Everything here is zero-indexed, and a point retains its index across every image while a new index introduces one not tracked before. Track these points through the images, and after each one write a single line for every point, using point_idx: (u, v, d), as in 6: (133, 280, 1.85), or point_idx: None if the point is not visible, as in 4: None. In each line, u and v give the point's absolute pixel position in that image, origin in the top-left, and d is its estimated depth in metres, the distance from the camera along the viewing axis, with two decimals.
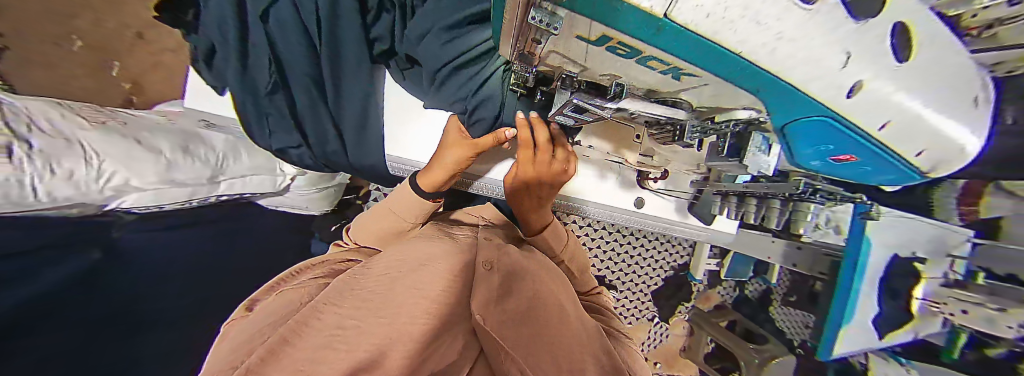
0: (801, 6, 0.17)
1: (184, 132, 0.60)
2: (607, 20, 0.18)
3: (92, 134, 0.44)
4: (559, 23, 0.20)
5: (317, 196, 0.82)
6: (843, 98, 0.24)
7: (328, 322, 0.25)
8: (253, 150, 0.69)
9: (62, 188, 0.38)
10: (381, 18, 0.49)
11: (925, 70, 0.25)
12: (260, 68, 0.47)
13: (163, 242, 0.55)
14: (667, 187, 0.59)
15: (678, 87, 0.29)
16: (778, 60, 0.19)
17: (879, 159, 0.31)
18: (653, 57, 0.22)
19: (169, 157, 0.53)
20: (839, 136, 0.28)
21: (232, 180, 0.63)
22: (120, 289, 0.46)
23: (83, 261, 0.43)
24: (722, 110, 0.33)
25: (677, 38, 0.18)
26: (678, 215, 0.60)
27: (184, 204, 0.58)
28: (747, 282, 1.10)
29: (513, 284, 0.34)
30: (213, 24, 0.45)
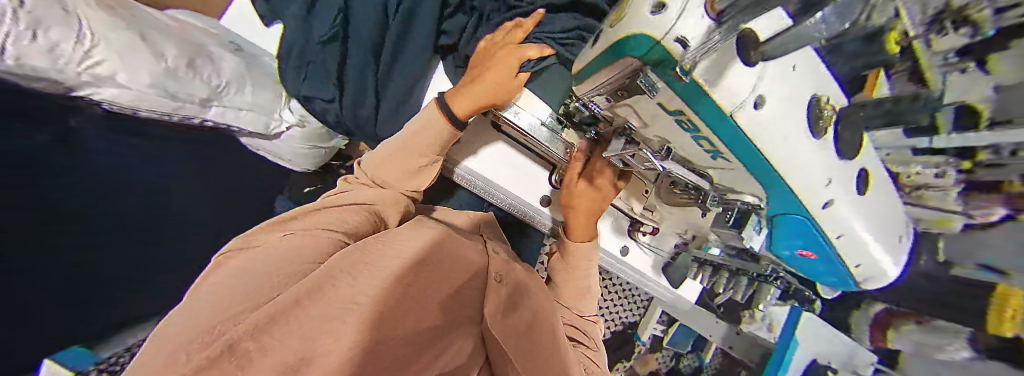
0: (812, 138, 0.23)
1: (193, 44, 0.55)
2: (691, 102, 0.22)
3: (95, 19, 0.40)
4: (655, 90, 0.24)
5: (307, 153, 0.76)
6: (819, 206, 0.27)
7: (338, 293, 0.26)
8: (261, 85, 0.64)
9: (36, 58, 0.34)
10: (455, 17, 0.53)
11: (883, 202, 0.29)
12: (324, 21, 0.51)
13: (122, 150, 0.50)
14: (650, 243, 0.64)
15: (708, 163, 0.32)
16: (790, 165, 0.24)
17: (836, 268, 0.32)
18: (705, 138, 0.26)
19: (170, 65, 0.49)
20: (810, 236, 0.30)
21: (225, 109, 0.59)
22: (55, 185, 0.40)
23: (25, 142, 0.37)
24: (730, 188, 0.35)
25: (731, 133, 0.23)
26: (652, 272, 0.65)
27: (165, 116, 0.53)
28: (683, 355, 1.03)
29: (516, 300, 0.39)
30: None
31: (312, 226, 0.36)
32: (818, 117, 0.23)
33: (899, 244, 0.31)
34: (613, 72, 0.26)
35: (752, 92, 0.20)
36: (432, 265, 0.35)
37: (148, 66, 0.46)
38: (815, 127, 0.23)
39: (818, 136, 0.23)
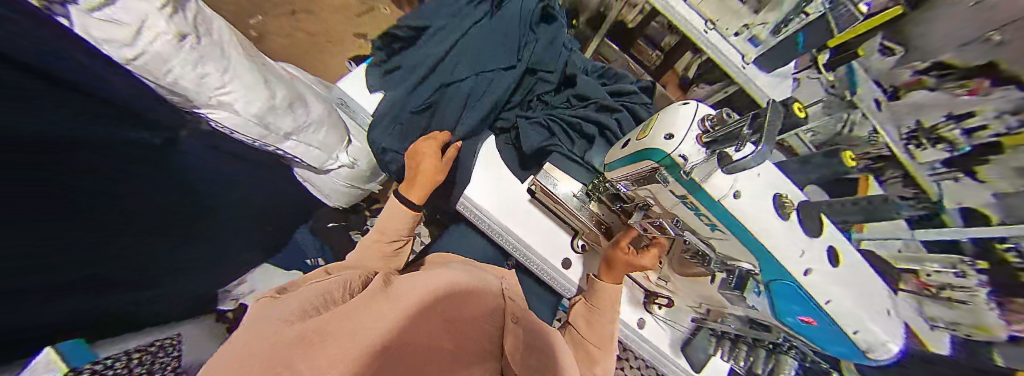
0: (780, 219, 0.28)
1: (298, 91, 0.66)
2: (691, 190, 0.29)
3: (241, 64, 0.53)
4: (665, 181, 0.31)
5: (344, 190, 0.81)
6: (804, 276, 0.28)
7: (359, 311, 0.29)
8: (334, 131, 0.71)
9: (185, 79, 0.44)
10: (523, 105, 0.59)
11: (857, 274, 0.29)
12: (418, 91, 0.54)
13: (204, 159, 0.57)
14: (667, 318, 0.56)
15: (705, 236, 0.35)
16: (776, 246, 0.28)
17: (836, 334, 0.29)
18: (704, 217, 0.31)
19: (276, 104, 0.58)
20: (814, 313, 0.29)
21: (299, 143, 0.66)
22: (136, 177, 0.44)
23: (135, 138, 0.44)
24: (726, 253, 0.34)
25: (723, 213, 0.29)
26: (670, 351, 0.56)
27: (250, 140, 0.60)
28: None
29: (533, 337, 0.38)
30: (417, 52, 0.56)
31: (337, 275, 0.39)
32: (782, 206, 0.29)
33: (890, 318, 0.29)
34: (637, 166, 0.34)
35: (731, 188, 0.28)
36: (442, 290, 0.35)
37: (262, 100, 0.55)
38: (780, 210, 0.29)
39: (783, 217, 0.29)
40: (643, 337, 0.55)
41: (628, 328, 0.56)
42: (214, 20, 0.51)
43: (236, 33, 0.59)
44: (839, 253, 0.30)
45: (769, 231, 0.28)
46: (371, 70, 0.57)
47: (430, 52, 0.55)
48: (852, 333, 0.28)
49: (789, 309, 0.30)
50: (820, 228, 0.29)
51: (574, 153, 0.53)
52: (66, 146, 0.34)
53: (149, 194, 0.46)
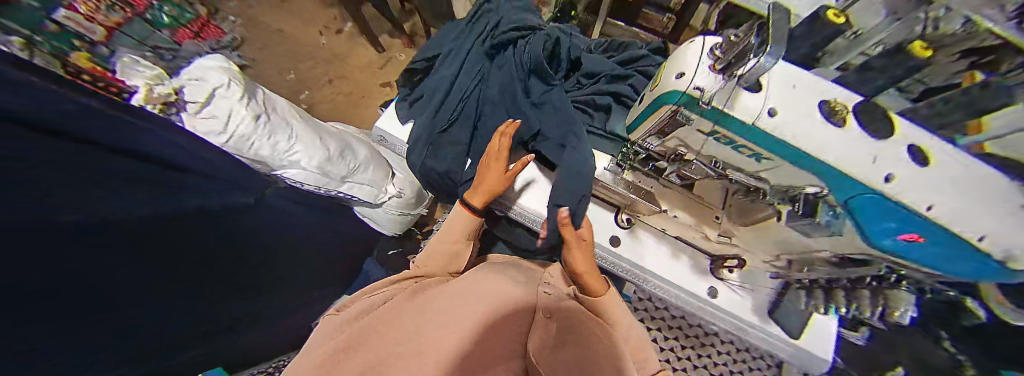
0: (835, 128, 0.26)
1: (345, 141, 0.76)
2: (719, 122, 0.28)
3: (297, 126, 0.67)
4: (690, 121, 0.30)
5: (397, 218, 0.90)
6: (882, 182, 0.25)
7: (388, 329, 0.34)
8: (380, 167, 0.81)
9: (261, 148, 0.59)
10: None
11: (953, 171, 0.25)
12: (440, 111, 0.57)
13: (287, 210, 0.68)
14: (742, 282, 0.50)
15: (756, 168, 0.33)
16: (835, 156, 0.25)
17: (951, 250, 0.25)
18: (745, 146, 0.30)
19: (331, 153, 0.69)
20: (907, 224, 0.25)
21: (353, 183, 0.76)
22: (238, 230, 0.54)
23: (240, 199, 0.54)
24: (790, 180, 0.31)
25: (761, 136, 0.27)
26: (758, 317, 0.49)
27: (316, 189, 0.71)
28: None
29: (559, 337, 0.38)
30: (433, 78, 0.60)
31: (384, 288, 0.45)
32: (833, 112, 0.27)
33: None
34: (657, 116, 0.34)
35: (763, 106, 0.27)
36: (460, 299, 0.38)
37: (319, 153, 0.67)
38: (833, 117, 0.26)
39: (838, 125, 0.26)
40: (720, 307, 0.49)
41: (698, 298, 0.50)
42: (273, 100, 0.68)
43: (291, 105, 0.72)
44: (930, 152, 0.26)
45: (823, 143, 0.26)
46: (399, 105, 0.62)
47: (444, 74, 0.59)
48: (976, 240, 0.24)
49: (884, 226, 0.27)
50: (892, 130, 0.27)
51: (597, 126, 0.52)
52: (186, 216, 0.43)
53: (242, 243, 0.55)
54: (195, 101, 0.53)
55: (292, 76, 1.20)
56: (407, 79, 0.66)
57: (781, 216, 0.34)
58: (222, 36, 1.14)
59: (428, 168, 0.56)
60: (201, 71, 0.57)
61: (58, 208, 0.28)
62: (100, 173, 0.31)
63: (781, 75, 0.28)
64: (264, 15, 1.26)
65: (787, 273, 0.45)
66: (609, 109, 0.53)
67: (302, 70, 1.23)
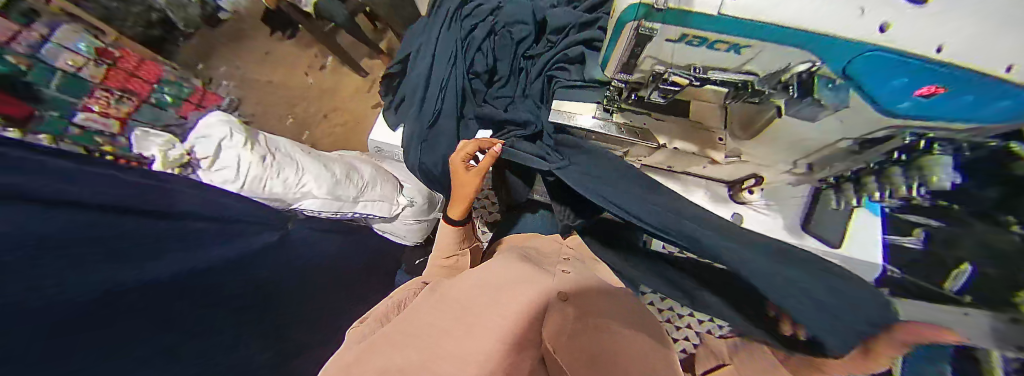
0: None
1: (349, 164, 0.79)
2: (684, 23, 0.27)
3: (302, 160, 0.71)
4: (655, 33, 0.29)
5: (415, 227, 0.93)
6: (880, 33, 0.23)
7: (407, 330, 0.33)
8: (386, 181, 0.84)
9: (274, 186, 0.63)
10: (516, 69, 0.61)
11: None
12: (427, 107, 0.58)
13: (309, 240, 0.71)
14: (766, 202, 0.48)
15: (740, 63, 0.30)
16: (818, 19, 0.23)
17: (973, 86, 0.23)
18: (720, 39, 0.27)
19: (337, 178, 0.72)
20: (916, 71, 0.23)
21: (365, 202, 0.78)
22: (267, 268, 0.58)
23: (262, 241, 0.58)
24: (777, 65, 0.29)
25: (731, 24, 0.26)
26: (795, 236, 0.46)
27: (334, 214, 0.74)
28: None
29: (581, 322, 0.36)
30: (410, 79, 0.61)
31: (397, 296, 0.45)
32: None
33: None
34: (622, 41, 0.32)
35: None
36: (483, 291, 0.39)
37: (326, 179, 0.71)
38: None
39: None
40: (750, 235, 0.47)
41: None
42: (274, 141, 0.71)
43: (293, 142, 0.76)
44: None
45: (802, 9, 0.23)
46: (387, 115, 0.64)
47: (419, 70, 0.60)
48: (1000, 70, 0.21)
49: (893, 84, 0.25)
50: None
51: (576, 79, 0.53)
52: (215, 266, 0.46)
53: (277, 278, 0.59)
54: (208, 157, 0.57)
55: (290, 120, 1.26)
56: (386, 89, 0.68)
57: (783, 108, 0.32)
58: (221, 100, 1.20)
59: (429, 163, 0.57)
60: (207, 128, 0.62)
61: (101, 265, 0.31)
62: (109, 233, 0.33)
63: None
64: (254, 71, 1.33)
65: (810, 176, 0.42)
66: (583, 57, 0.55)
67: (298, 113, 1.28)
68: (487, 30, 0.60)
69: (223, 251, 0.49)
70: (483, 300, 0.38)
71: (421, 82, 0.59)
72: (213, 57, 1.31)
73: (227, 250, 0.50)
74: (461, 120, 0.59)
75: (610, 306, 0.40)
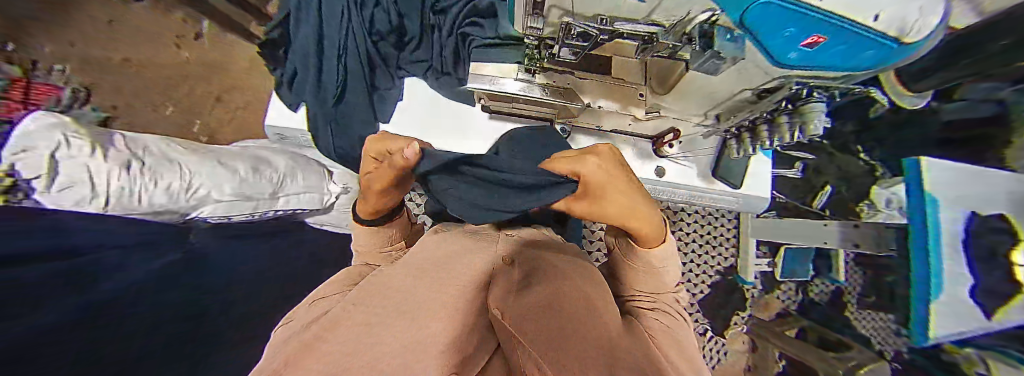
0: None
1: (254, 157, 0.69)
2: None
3: None
4: None
5: (354, 216, 0.88)
6: None
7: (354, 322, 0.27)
8: (307, 169, 0.76)
9: None
10: (416, 44, 0.72)
11: None
12: (328, 82, 0.68)
13: (231, 251, 0.63)
14: (682, 153, 0.66)
15: (647, 10, 0.32)
16: None
17: (850, 39, 0.25)
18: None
19: (241, 175, 0.62)
20: (798, 17, 0.23)
21: (288, 197, 0.71)
22: (188, 286, 0.50)
23: (158, 265, 0.49)
24: (682, 18, 0.32)
25: None
26: (704, 180, 0.67)
27: (255, 215, 0.67)
28: (812, 284, 1.21)
29: (531, 281, 0.33)
30: (298, 54, 0.69)
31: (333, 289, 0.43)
32: None
33: None
34: None
35: None
36: (438, 279, 0.35)
37: None
38: None
39: None
40: (670, 180, 0.66)
41: (652, 180, 0.67)
42: None
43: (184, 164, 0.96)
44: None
45: None
46: (282, 92, 0.71)
47: (309, 51, 0.68)
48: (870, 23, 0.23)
49: (783, 34, 0.26)
50: None
51: (491, 37, 0.62)
52: (98, 305, 0.37)
53: (203, 294, 0.52)
54: None
55: (171, 110, 1.03)
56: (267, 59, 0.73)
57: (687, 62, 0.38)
58: (61, 91, 0.89)
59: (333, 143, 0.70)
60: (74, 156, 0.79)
61: None
62: None
63: None
64: (95, 47, 1.00)
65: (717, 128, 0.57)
66: (492, 10, 0.66)
67: (180, 100, 1.05)
68: (387, 19, 0.68)
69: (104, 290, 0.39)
70: (431, 272, 0.37)
71: (312, 49, 0.68)
72: (25, 32, 0.94)
73: (109, 286, 0.40)
74: (374, 91, 0.72)
75: (557, 265, 0.40)
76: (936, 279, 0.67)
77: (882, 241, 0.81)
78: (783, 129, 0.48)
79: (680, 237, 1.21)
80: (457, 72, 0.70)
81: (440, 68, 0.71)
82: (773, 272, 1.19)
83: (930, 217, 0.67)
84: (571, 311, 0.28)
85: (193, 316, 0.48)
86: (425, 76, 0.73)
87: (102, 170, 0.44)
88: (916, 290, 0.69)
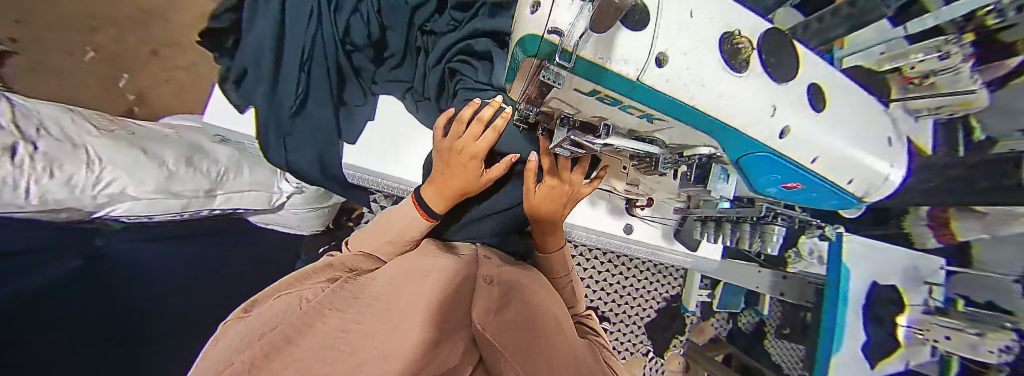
0: (733, 74, 0.26)
1: (190, 146, 0.62)
2: (600, 81, 0.25)
3: None
4: (561, 80, 0.28)
5: (310, 215, 0.84)
6: (778, 138, 0.30)
7: (331, 326, 0.26)
8: (255, 165, 0.72)
9: None
10: (392, 62, 0.72)
11: (837, 118, 0.33)
12: (285, 89, 0.65)
13: (143, 252, 0.56)
14: (654, 216, 0.78)
15: (651, 128, 0.36)
16: (725, 110, 0.27)
17: (819, 189, 0.37)
18: (631, 106, 0.29)
19: (171, 169, 0.55)
20: (784, 169, 0.33)
21: (229, 195, 0.65)
22: (99, 295, 0.44)
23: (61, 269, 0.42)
24: (686, 146, 0.39)
25: (650, 96, 0.26)
26: (666, 240, 0.80)
27: (175, 215, 0.59)
28: (741, 315, 1.32)
29: (510, 303, 0.35)
30: (251, 50, 0.62)
31: (309, 283, 0.39)
32: (734, 58, 0.27)
33: (887, 147, 0.37)
34: (526, 66, 0.30)
35: (651, 52, 0.24)
36: (410, 283, 0.35)
37: None
38: (733, 64, 0.26)
39: (736, 69, 0.26)
40: (637, 237, 0.79)
41: (623, 235, 0.79)
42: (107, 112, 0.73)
43: None
44: (826, 93, 0.33)
45: (716, 96, 0.26)
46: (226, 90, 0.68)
47: (266, 50, 0.62)
48: (832, 183, 0.35)
49: (769, 177, 0.36)
50: (795, 76, 0.30)
51: (484, 83, 0.62)
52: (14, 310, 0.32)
53: (117, 303, 0.45)
54: None
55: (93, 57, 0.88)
56: (217, 51, 0.68)
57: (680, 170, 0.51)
58: None
59: (294, 158, 0.69)
60: None
61: None
62: None
63: (701, 49, 0.25)
64: None
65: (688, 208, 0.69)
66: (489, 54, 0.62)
67: None
68: (366, 31, 0.64)
69: (27, 282, 0.36)
70: (391, 288, 0.35)
71: (268, 50, 0.62)
72: None
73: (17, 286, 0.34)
74: (341, 105, 0.73)
75: (532, 288, 0.43)
76: (836, 334, 0.71)
77: (803, 294, 0.90)
78: (726, 230, 0.65)
79: (636, 264, 1.30)
80: (438, 101, 0.69)
81: (421, 92, 0.71)
82: (710, 303, 1.31)
83: (843, 275, 0.71)
84: (546, 329, 0.33)
85: (107, 326, 0.42)
86: (403, 97, 0.74)
87: None
88: (823, 342, 0.73)
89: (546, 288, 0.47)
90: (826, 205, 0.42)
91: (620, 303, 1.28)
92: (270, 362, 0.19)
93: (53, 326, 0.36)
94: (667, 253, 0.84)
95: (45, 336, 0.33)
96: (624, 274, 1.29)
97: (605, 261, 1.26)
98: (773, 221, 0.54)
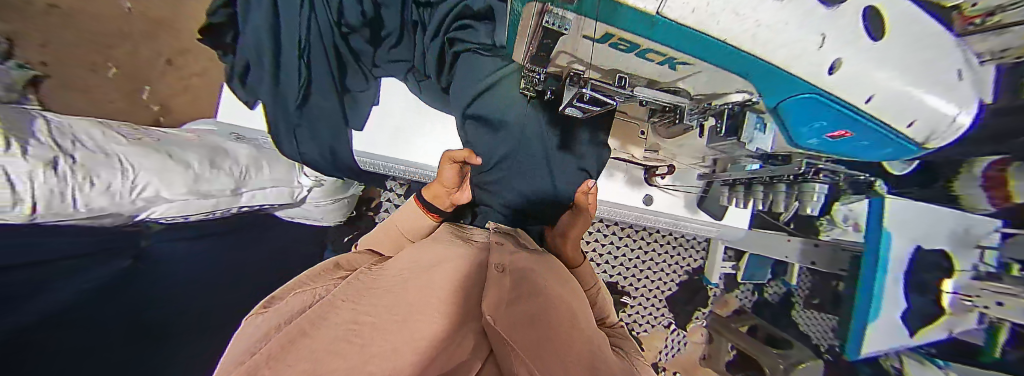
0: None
1: (210, 147, 0.64)
2: (611, 19, 0.24)
3: None
4: (569, 25, 0.26)
5: (331, 207, 0.87)
6: (826, 74, 0.27)
7: (342, 319, 0.27)
8: (274, 162, 0.74)
9: None
10: (389, 41, 0.70)
11: (903, 45, 0.28)
12: (291, 79, 0.65)
13: (178, 257, 0.60)
14: (674, 184, 0.76)
15: (675, 75, 0.34)
16: (761, 42, 0.24)
17: (869, 134, 0.33)
18: (650, 48, 0.28)
19: (196, 170, 0.57)
20: (827, 110, 0.30)
21: (253, 192, 0.67)
22: (123, 307, 0.46)
23: (96, 278, 0.45)
24: (716, 94, 0.38)
25: (671, 32, 0.24)
26: (688, 210, 0.78)
27: (207, 215, 0.62)
28: (768, 286, 1.29)
29: (521, 293, 0.35)
30: (250, 45, 0.62)
31: (320, 281, 0.40)
32: None
33: (957, 84, 0.32)
34: (530, 11, 0.28)
35: None
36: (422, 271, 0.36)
37: None
38: None
39: None
40: (657, 208, 0.76)
41: (641, 207, 0.77)
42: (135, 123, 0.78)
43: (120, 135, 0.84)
44: (889, 17, 0.28)
45: (753, 27, 0.22)
46: (235, 90, 0.70)
47: (264, 46, 0.61)
48: (888, 125, 0.32)
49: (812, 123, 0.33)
50: None
51: (487, 44, 0.61)
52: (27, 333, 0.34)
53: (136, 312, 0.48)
54: None
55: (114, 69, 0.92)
56: (221, 50, 0.69)
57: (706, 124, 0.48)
58: None
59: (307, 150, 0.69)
60: None
61: None
62: None
63: None
64: None
65: (712, 172, 0.68)
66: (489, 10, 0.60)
67: (123, 61, 0.91)
68: (358, 9, 0.63)
69: (50, 299, 0.38)
70: (405, 279, 0.35)
71: (265, 43, 0.61)
72: None
73: (36, 306, 0.36)
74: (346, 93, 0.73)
75: (542, 279, 0.42)
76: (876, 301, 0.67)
77: (836, 261, 0.86)
78: (758, 193, 0.62)
79: (656, 237, 1.27)
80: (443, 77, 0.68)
81: (422, 71, 0.70)
82: (735, 274, 1.28)
83: (886, 234, 0.66)
84: (559, 328, 0.32)
85: (116, 337, 0.44)
86: (405, 77, 0.73)
87: (29, 172, 0.34)
88: (858, 311, 0.69)
89: (559, 279, 0.47)
90: (880, 155, 0.38)
91: (641, 277, 1.27)
92: (284, 358, 0.19)
93: (61, 344, 0.37)
94: (688, 222, 0.82)
95: (46, 358, 0.34)
96: (644, 248, 1.27)
97: (624, 236, 1.25)
98: (813, 179, 0.49)
